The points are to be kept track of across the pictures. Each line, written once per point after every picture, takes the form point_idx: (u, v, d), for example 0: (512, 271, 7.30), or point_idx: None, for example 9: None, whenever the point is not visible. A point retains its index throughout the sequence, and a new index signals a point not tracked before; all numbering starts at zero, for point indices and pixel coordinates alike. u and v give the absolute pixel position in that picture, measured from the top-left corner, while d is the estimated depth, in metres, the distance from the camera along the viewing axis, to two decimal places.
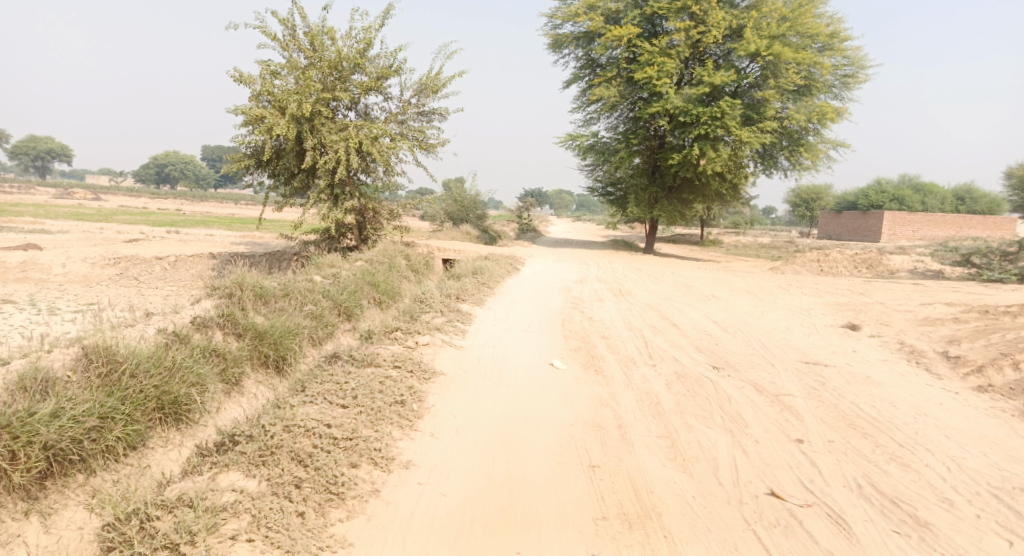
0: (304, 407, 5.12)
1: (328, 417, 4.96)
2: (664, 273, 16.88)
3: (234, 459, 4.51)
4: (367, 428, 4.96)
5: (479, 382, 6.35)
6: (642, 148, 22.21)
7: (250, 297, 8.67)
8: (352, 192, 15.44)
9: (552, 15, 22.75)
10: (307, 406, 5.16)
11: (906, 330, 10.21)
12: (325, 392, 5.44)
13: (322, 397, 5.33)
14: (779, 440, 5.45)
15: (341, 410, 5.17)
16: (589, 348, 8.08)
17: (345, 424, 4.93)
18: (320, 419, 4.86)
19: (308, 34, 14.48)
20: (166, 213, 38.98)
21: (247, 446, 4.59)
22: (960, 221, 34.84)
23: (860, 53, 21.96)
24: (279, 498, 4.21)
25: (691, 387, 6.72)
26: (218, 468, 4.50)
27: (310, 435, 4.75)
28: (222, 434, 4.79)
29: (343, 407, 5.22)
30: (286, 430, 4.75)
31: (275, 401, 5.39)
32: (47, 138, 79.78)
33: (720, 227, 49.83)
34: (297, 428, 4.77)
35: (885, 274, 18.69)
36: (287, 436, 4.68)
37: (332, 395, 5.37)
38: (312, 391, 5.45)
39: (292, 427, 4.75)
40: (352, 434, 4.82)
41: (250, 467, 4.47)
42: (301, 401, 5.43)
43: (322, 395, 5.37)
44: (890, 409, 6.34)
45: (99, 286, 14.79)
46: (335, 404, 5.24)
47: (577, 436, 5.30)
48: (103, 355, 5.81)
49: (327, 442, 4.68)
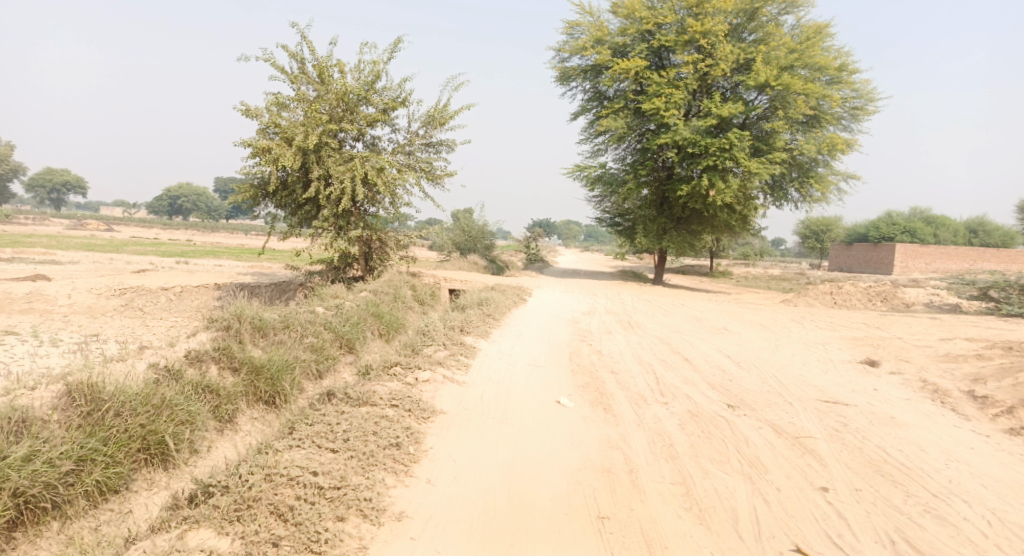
0: (290, 453, 4.83)
1: (314, 464, 4.66)
2: (674, 305, 16.56)
3: (206, 514, 4.19)
4: (357, 476, 4.66)
5: (482, 421, 6.02)
6: (650, 179, 22.09)
7: (249, 330, 8.43)
8: (358, 222, 15.30)
9: (560, 49, 22.86)
10: (293, 452, 4.86)
11: (927, 366, 9.81)
12: (315, 434, 5.14)
13: (310, 440, 5.03)
14: (803, 488, 5.07)
15: (330, 455, 4.87)
16: (597, 384, 7.73)
17: (334, 471, 4.62)
18: (305, 467, 4.57)
19: (316, 67, 14.52)
20: (176, 244, 39.09)
21: (222, 500, 4.27)
22: (974, 254, 34.37)
23: (869, 85, 21.87)
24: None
25: (706, 427, 6.35)
26: (187, 524, 4.17)
27: (293, 485, 4.44)
28: (196, 484, 4.48)
29: (332, 452, 4.92)
30: (266, 481, 4.45)
31: (260, 444, 5.09)
32: (63, 170, 81.02)
33: (729, 259, 49.46)
34: (279, 478, 4.46)
35: (900, 307, 18.28)
36: (266, 487, 4.38)
37: (322, 438, 5.07)
38: (302, 432, 5.16)
39: (273, 476, 4.46)
40: (340, 483, 4.51)
41: (222, 524, 4.15)
42: (287, 445, 5.13)
43: (310, 438, 5.07)
44: (920, 453, 5.95)
45: (103, 317, 14.63)
46: (324, 449, 4.94)
47: (586, 482, 4.97)
48: (86, 393, 5.55)
49: (312, 494, 4.36)
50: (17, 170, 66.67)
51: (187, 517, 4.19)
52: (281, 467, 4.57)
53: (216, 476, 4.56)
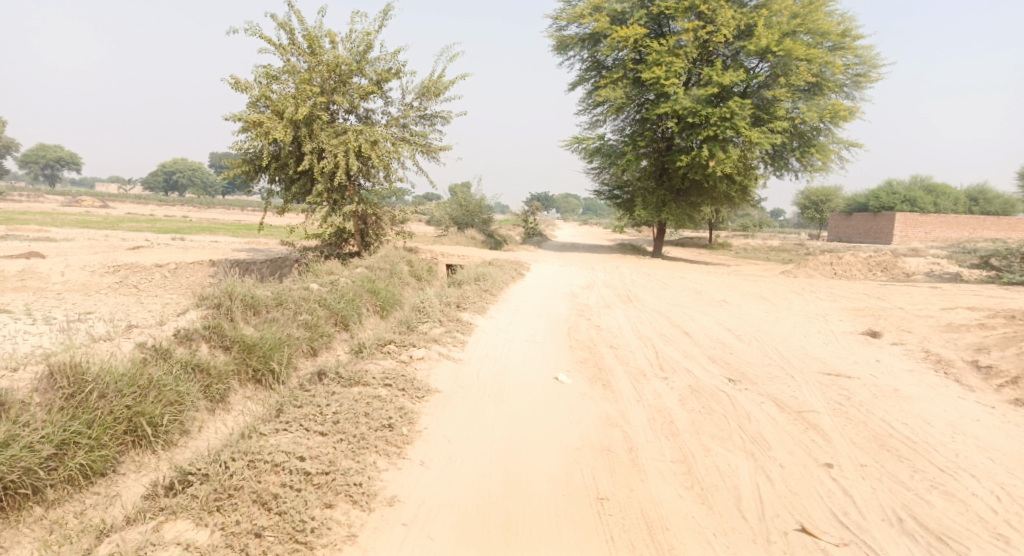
0: (276, 437, 4.69)
1: (302, 449, 4.52)
2: (673, 278, 16.40)
3: (184, 505, 4.05)
4: (346, 459, 4.52)
5: (478, 400, 5.88)
6: (649, 150, 21.75)
7: (240, 307, 8.25)
8: (352, 197, 15.04)
9: (557, 17, 22.34)
10: (279, 435, 4.73)
11: (930, 337, 9.67)
12: (304, 416, 5.00)
13: (298, 423, 4.89)
14: (806, 465, 4.94)
15: (319, 438, 4.73)
16: (596, 360, 7.59)
17: (322, 456, 4.48)
18: (291, 453, 4.43)
19: (306, 37, 14.11)
20: (172, 220, 38.81)
21: (202, 489, 4.13)
22: (974, 223, 34.14)
23: (872, 52, 21.41)
24: (233, 552, 3.75)
25: (707, 403, 6.22)
26: (165, 515, 4.03)
27: (278, 471, 4.31)
28: (176, 473, 4.34)
29: (322, 435, 4.78)
30: (250, 468, 4.31)
31: (247, 428, 4.95)
32: (56, 146, 80.09)
33: (728, 231, 49.25)
34: (263, 464, 4.33)
35: (900, 277, 18.13)
36: (249, 474, 4.23)
37: (310, 420, 4.93)
38: (290, 415, 5.03)
39: (256, 463, 4.31)
40: (329, 468, 4.38)
41: (201, 515, 4.01)
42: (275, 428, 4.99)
43: (298, 421, 4.93)
44: (924, 427, 5.83)
45: (97, 294, 14.45)
46: (313, 432, 4.80)
47: (583, 462, 4.84)
48: (68, 375, 5.39)
49: (298, 481, 4.23)
50: (10, 146, 65.83)
51: (164, 508, 4.05)
52: (266, 452, 4.44)
53: (199, 460, 4.43)
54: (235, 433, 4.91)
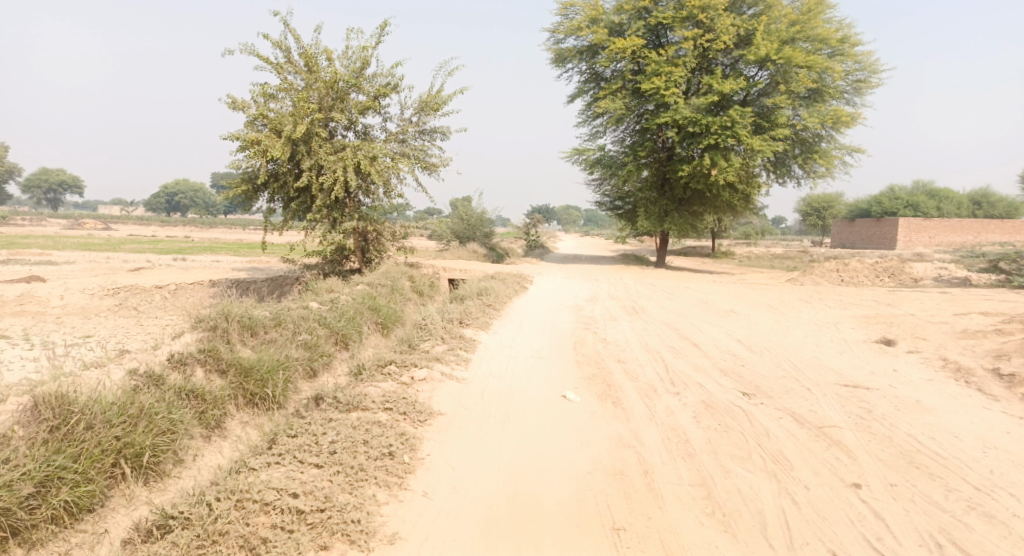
0: (267, 472, 4.44)
1: (294, 484, 4.27)
2: (679, 288, 16.15)
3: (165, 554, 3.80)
4: (343, 494, 4.27)
5: (482, 422, 5.60)
6: (650, 160, 21.57)
7: (237, 329, 8.03)
8: (351, 214, 14.85)
9: (554, 30, 22.28)
10: (271, 469, 4.48)
11: (946, 344, 9.38)
12: (299, 447, 4.75)
13: (291, 455, 4.64)
14: (833, 486, 4.67)
15: (314, 471, 4.48)
16: (605, 376, 7.32)
17: (317, 491, 4.23)
18: (283, 490, 4.18)
19: (303, 55, 13.99)
20: (172, 241, 38.63)
21: (185, 533, 3.88)
22: (978, 227, 33.88)
23: (872, 57, 21.28)
24: None
25: (723, 419, 5.94)
26: None
27: (269, 512, 4.06)
28: (159, 515, 4.10)
29: (317, 468, 4.53)
30: (237, 509, 4.06)
31: (237, 462, 4.69)
32: (59, 169, 80.40)
33: (731, 240, 49.05)
34: (251, 504, 4.08)
35: (908, 282, 17.85)
36: (237, 517, 3.98)
37: (305, 452, 4.68)
38: (284, 446, 4.77)
39: (244, 504, 4.06)
40: (325, 504, 4.13)
41: None
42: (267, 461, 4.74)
43: (291, 452, 4.68)
44: (953, 441, 5.55)
45: (96, 317, 14.23)
46: (307, 465, 4.55)
47: (596, 488, 4.58)
48: (53, 405, 5.15)
49: (290, 521, 3.98)
50: (13, 171, 66.04)
51: None
52: (255, 490, 4.19)
53: (184, 499, 4.18)
54: (226, 467, 4.66)
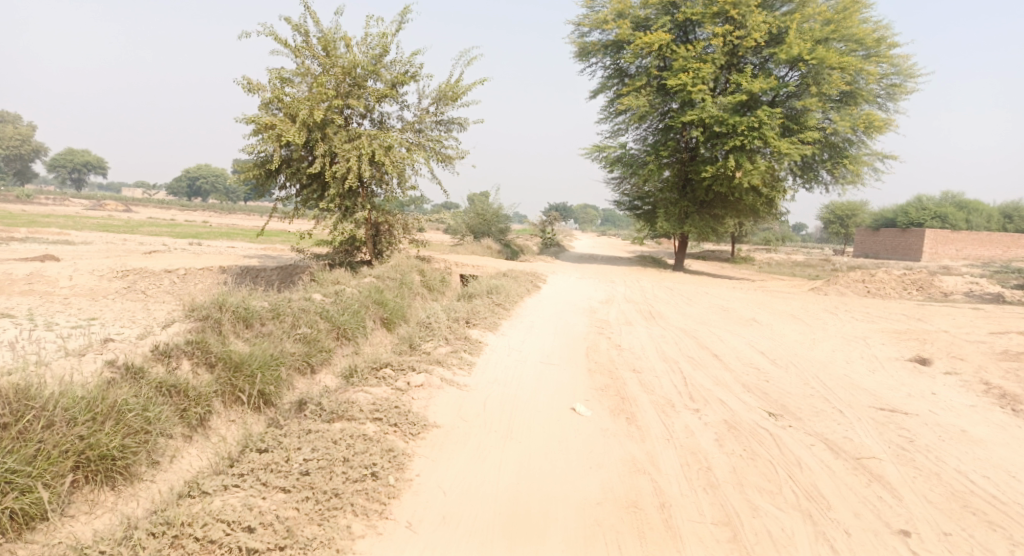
0: (221, 499, 4.04)
1: (252, 515, 3.87)
2: (698, 293, 15.49)
3: None
4: (309, 526, 3.86)
5: (482, 437, 5.08)
6: (673, 160, 20.89)
7: (231, 320, 7.57)
8: (364, 204, 14.37)
9: (579, 23, 21.62)
10: (227, 494, 4.09)
11: (986, 366, 8.69)
12: (265, 466, 4.35)
13: (255, 477, 4.23)
14: (877, 532, 4.15)
15: (279, 496, 4.07)
16: (618, 387, 6.73)
17: (278, 523, 3.84)
18: (233, 524, 3.79)
19: (321, 39, 13.49)
20: (191, 225, 38.55)
21: None
22: (1008, 241, 32.81)
23: (908, 60, 20.38)
24: None
25: (748, 443, 5.36)
26: None
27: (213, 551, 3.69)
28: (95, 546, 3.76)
29: (282, 491, 4.13)
30: (175, 548, 3.69)
31: (194, 480, 4.30)
32: (84, 151, 81.14)
33: (751, 245, 48.13)
34: (191, 543, 3.70)
35: (937, 296, 17.02)
36: None
37: (271, 473, 4.26)
38: (248, 464, 4.38)
39: (183, 543, 3.70)
40: (284, 541, 3.74)
41: None
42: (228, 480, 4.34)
43: (257, 473, 4.28)
44: (1010, 482, 4.94)
45: (103, 300, 13.88)
46: (273, 488, 4.14)
47: (606, 522, 4.10)
48: (11, 397, 4.72)
49: None
50: (39, 149, 66.50)
51: None
52: (199, 524, 3.80)
53: (117, 530, 3.84)
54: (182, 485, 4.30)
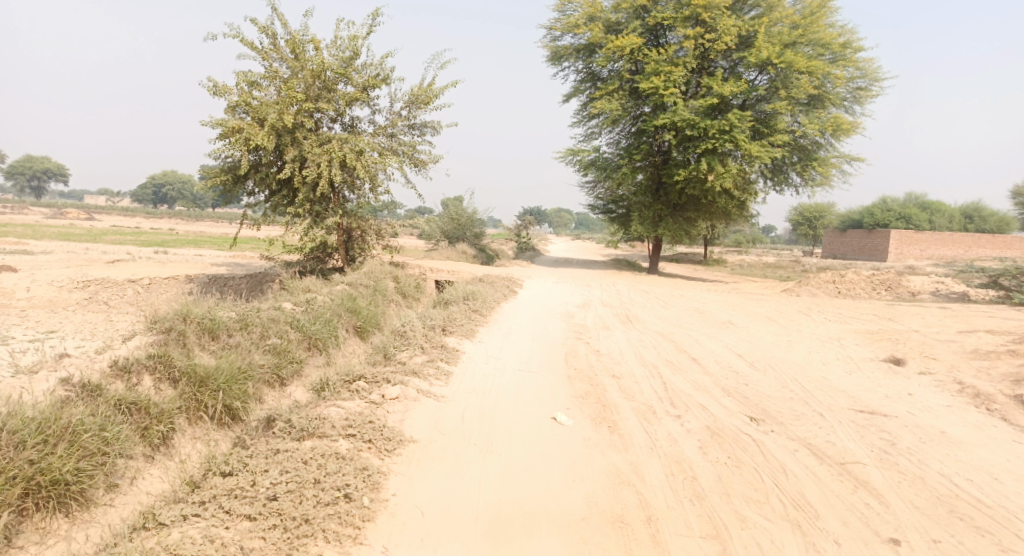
0: (180, 531, 3.81)
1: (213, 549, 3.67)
2: (674, 296, 15.49)
3: None
4: None
5: (461, 451, 4.90)
6: (646, 164, 20.93)
7: (197, 332, 7.27)
8: (335, 209, 14.06)
9: (551, 27, 21.58)
10: (186, 525, 3.87)
11: (958, 365, 8.76)
12: (229, 492, 4.11)
13: (219, 505, 4.01)
14: (867, 542, 4.08)
15: (243, 525, 3.86)
16: (599, 395, 6.59)
17: None
18: None
19: (289, 42, 13.17)
20: (157, 233, 37.55)
21: None
22: (969, 241, 33.62)
23: (873, 64, 20.74)
24: None
25: (732, 451, 5.26)
26: None
27: None
28: None
29: (247, 520, 3.91)
30: None
31: (153, 509, 4.06)
32: (44, 158, 78.76)
33: (722, 247, 48.69)
34: None
35: (905, 296, 17.28)
36: None
37: (235, 499, 4.04)
38: (210, 491, 4.15)
39: None
40: None
41: None
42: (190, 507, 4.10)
43: (220, 500, 4.05)
44: (994, 484, 4.91)
45: (62, 312, 13.35)
46: (237, 516, 3.93)
47: (592, 541, 3.94)
48: None
49: None
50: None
51: None
52: None
53: None
54: (139, 514, 4.06)
